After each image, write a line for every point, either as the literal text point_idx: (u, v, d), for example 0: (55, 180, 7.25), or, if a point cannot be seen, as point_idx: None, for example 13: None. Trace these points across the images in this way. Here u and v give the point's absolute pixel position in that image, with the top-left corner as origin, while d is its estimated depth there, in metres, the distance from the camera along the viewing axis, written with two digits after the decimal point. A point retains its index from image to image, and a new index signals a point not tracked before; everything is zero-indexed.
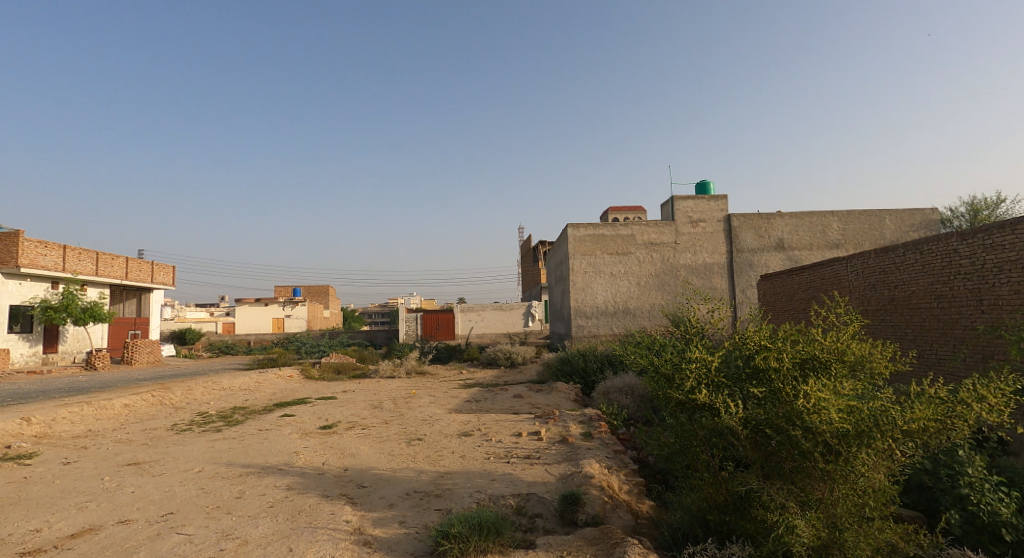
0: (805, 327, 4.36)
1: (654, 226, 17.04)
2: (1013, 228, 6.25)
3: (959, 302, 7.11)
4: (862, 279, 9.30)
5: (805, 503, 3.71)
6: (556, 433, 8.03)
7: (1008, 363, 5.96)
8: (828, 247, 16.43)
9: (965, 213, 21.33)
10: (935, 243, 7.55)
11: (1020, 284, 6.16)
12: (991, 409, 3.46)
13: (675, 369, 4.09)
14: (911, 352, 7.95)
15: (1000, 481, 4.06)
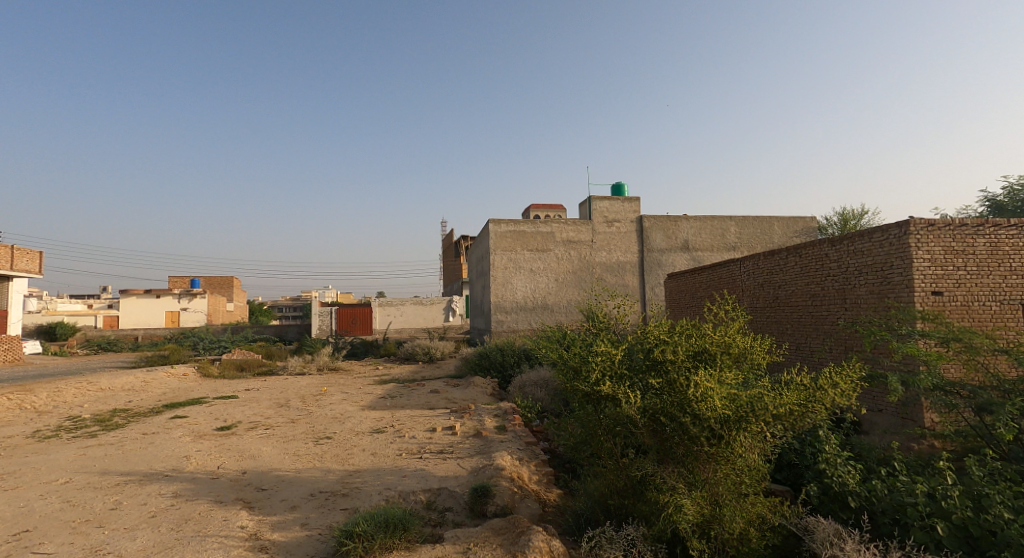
0: (698, 322, 4.73)
1: (572, 224, 17.57)
2: (870, 236, 7.18)
3: (827, 300, 8.03)
4: (751, 279, 10.20)
5: (692, 484, 4.03)
6: (471, 428, 8.09)
7: (863, 355, 6.83)
8: (726, 249, 17.82)
9: (838, 222, 24.01)
10: (811, 248, 8.44)
11: (876, 286, 7.07)
12: (842, 393, 3.97)
13: (583, 362, 4.29)
14: (789, 345, 8.85)
15: (850, 457, 4.63)
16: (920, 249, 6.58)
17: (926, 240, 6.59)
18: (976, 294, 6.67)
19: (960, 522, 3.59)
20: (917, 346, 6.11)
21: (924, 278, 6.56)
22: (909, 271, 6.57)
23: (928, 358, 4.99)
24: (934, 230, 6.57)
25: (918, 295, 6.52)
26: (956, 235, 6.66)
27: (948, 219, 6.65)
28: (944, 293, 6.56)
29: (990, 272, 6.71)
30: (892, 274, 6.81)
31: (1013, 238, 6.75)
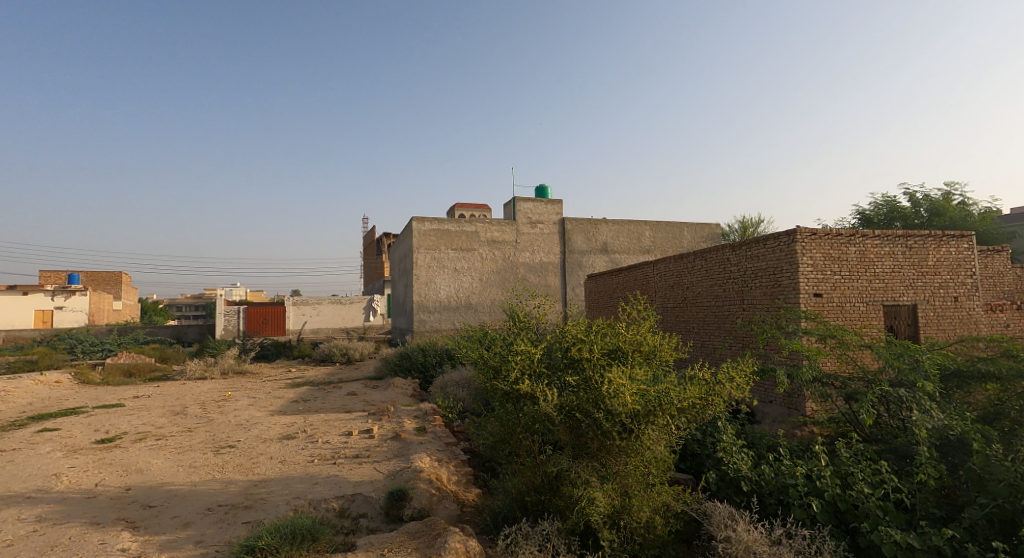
0: (613, 322, 4.92)
1: (497, 224, 17.66)
2: (764, 242, 7.84)
3: (727, 301, 8.67)
4: (662, 281, 10.79)
5: (604, 477, 4.18)
6: (389, 430, 7.89)
7: (757, 351, 7.44)
8: (641, 252, 18.73)
9: (739, 229, 26.01)
10: (715, 252, 9.04)
11: (769, 288, 7.73)
12: (737, 387, 4.29)
13: (502, 361, 4.32)
14: (694, 343, 9.45)
15: (745, 445, 5.02)
16: (805, 255, 7.29)
17: (810, 247, 7.31)
18: (849, 296, 7.49)
19: (831, 499, 4.00)
20: (801, 342, 6.75)
21: (808, 281, 7.28)
22: (796, 275, 7.26)
23: (810, 353, 5.52)
24: (816, 238, 7.31)
25: (803, 296, 7.22)
26: (834, 243, 7.44)
27: (827, 229, 7.41)
28: (824, 295, 7.31)
29: (860, 277, 7.56)
30: (782, 278, 7.49)
31: (878, 247, 7.65)
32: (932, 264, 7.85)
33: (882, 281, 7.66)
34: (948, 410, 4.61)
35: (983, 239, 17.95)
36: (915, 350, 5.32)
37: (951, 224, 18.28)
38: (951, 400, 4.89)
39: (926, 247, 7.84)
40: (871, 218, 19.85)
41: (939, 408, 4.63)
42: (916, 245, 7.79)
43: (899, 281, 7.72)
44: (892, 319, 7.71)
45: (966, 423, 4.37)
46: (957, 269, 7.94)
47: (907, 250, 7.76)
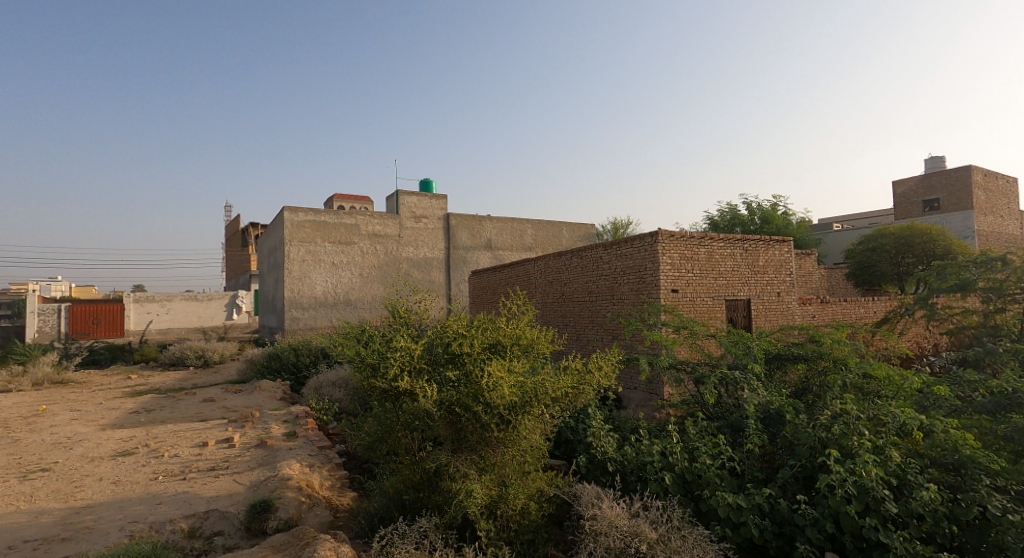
0: (493, 316, 5.01)
1: (379, 217, 17.05)
2: (631, 242, 8.51)
3: (599, 297, 9.25)
4: (541, 278, 11.20)
5: (482, 469, 4.25)
6: (252, 438, 7.28)
7: (625, 343, 8.05)
8: (523, 249, 19.28)
9: (610, 229, 27.95)
10: (588, 251, 9.58)
11: (635, 284, 8.40)
12: (605, 375, 4.62)
13: (380, 359, 4.20)
14: (570, 337, 9.96)
15: (612, 429, 5.41)
16: (664, 255, 8.04)
17: (668, 248, 8.08)
18: (700, 291, 8.41)
19: (680, 471, 4.48)
20: (660, 333, 7.44)
21: (666, 278, 8.04)
22: (657, 273, 7.98)
23: (667, 344, 6.11)
24: (675, 239, 8.10)
25: (662, 292, 7.96)
26: (688, 244, 8.31)
27: (683, 231, 8.24)
28: (679, 291, 8.14)
29: (709, 275, 8.53)
30: (646, 275, 8.18)
31: (722, 249, 8.68)
32: (762, 264, 9.10)
33: (725, 279, 8.71)
34: (771, 388, 5.39)
35: (801, 244, 21.24)
36: (748, 338, 6.14)
37: (778, 231, 21.36)
38: (774, 379, 5.72)
39: (758, 250, 9.06)
40: (718, 223, 22.47)
41: (764, 387, 5.41)
42: (751, 248, 8.98)
43: (738, 279, 8.84)
44: (731, 311, 8.83)
45: (783, 398, 5.15)
46: (781, 269, 9.29)
47: (744, 252, 8.91)
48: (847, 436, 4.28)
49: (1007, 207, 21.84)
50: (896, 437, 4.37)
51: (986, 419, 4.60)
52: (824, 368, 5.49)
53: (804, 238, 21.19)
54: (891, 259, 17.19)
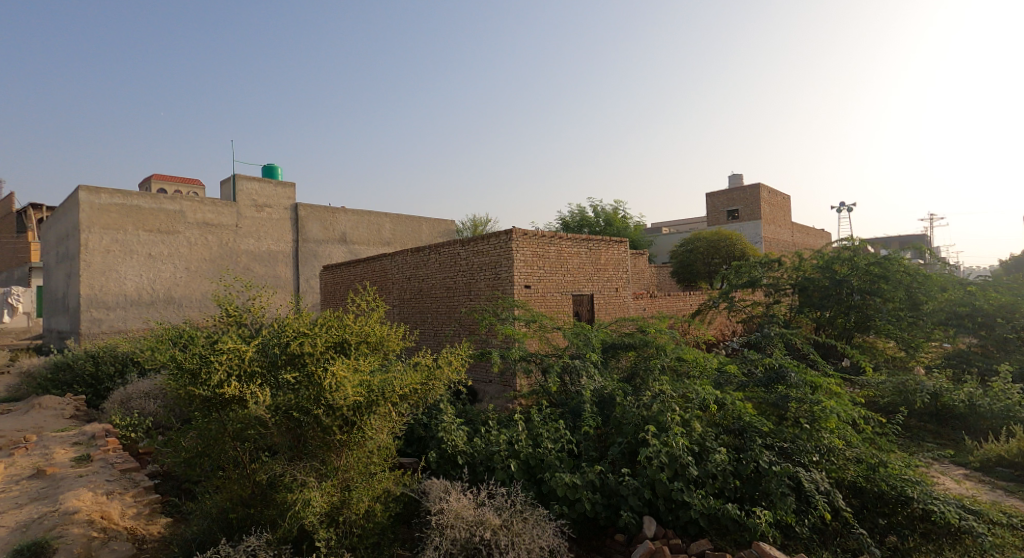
0: (339, 314, 4.73)
1: (211, 204, 15.13)
2: (487, 239, 8.67)
3: (457, 293, 9.27)
4: (398, 273, 10.87)
5: (324, 474, 4.01)
6: (27, 467, 5.98)
7: (480, 337, 8.20)
8: (381, 244, 18.59)
9: (468, 226, 28.31)
10: (446, 247, 9.51)
11: (491, 280, 8.59)
12: (455, 370, 4.63)
13: (203, 364, 3.71)
14: (429, 333, 9.83)
15: (463, 422, 5.43)
16: (518, 252, 8.35)
17: (521, 245, 8.41)
18: (550, 287, 8.90)
19: (525, 457, 4.68)
20: (513, 327, 7.69)
21: (520, 274, 8.37)
22: (511, 269, 8.26)
23: (518, 337, 6.34)
24: (527, 237, 8.46)
25: (516, 287, 8.26)
26: (539, 242, 8.74)
27: (535, 230, 8.65)
28: (532, 287, 8.53)
29: (558, 272, 9.06)
30: (501, 271, 8.42)
31: (570, 248, 9.30)
32: (604, 262, 9.94)
33: (572, 276, 9.34)
34: (605, 375, 5.91)
35: (637, 245, 23.66)
36: (588, 330, 6.65)
37: (618, 233, 23.56)
38: (609, 366, 6.27)
39: (601, 249, 9.88)
40: (568, 223, 24.01)
41: (600, 374, 5.92)
42: (594, 247, 9.75)
43: (583, 275, 9.54)
44: (577, 306, 9.51)
45: (614, 383, 5.70)
46: (619, 266, 10.23)
47: (588, 251, 9.65)
48: (663, 413, 4.88)
49: (785, 219, 26.77)
50: (698, 410, 5.09)
51: (762, 391, 5.58)
52: (649, 355, 6.17)
53: (639, 240, 23.64)
54: (704, 261, 19.87)
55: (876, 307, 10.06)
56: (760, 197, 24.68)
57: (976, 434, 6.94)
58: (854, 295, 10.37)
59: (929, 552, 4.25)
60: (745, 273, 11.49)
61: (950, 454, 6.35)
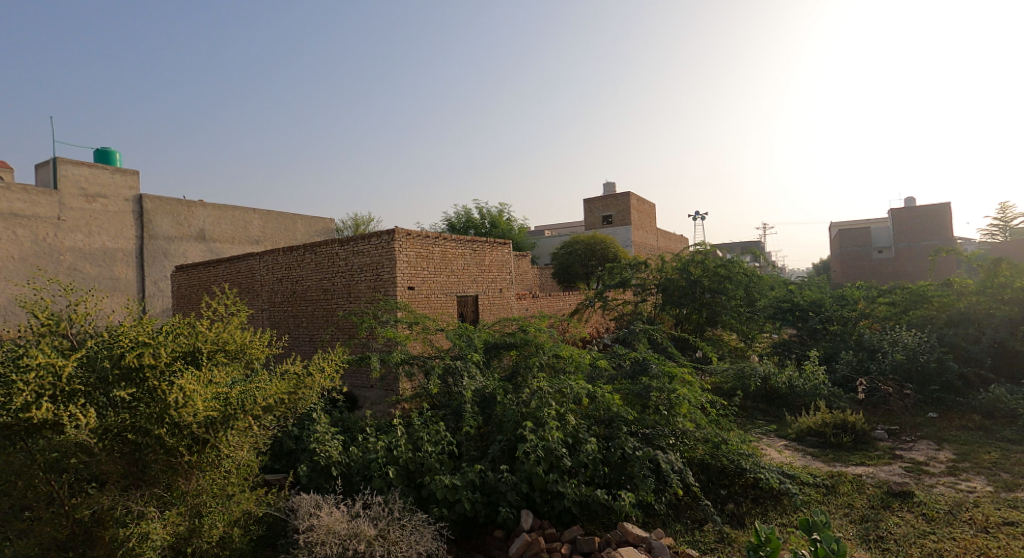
0: (191, 319, 4.24)
1: (23, 191, 12.66)
2: (368, 239, 8.34)
3: (335, 295, 8.80)
4: (267, 275, 10.03)
5: (167, 502, 3.60)
6: None
7: (360, 342, 7.87)
8: (247, 242, 17.03)
9: (349, 225, 27.07)
10: (322, 246, 8.96)
11: (372, 281, 8.29)
12: (329, 376, 4.38)
13: (4, 384, 3.14)
14: (304, 338, 9.22)
15: (339, 431, 5.05)
16: (400, 253, 8.16)
17: (404, 246, 8.23)
18: (434, 288, 8.82)
19: (404, 463, 4.56)
20: (394, 330, 7.32)
21: (403, 275, 8.18)
22: (394, 270, 8.04)
23: (400, 339, 6.14)
24: (410, 238, 8.29)
25: (398, 289, 8.06)
26: (423, 243, 8.62)
27: (418, 231, 8.51)
28: (415, 288, 8.39)
29: (442, 273, 9.01)
30: (383, 272, 8.16)
31: (454, 248, 9.30)
32: (488, 263, 10.08)
33: (457, 276, 9.35)
34: (487, 375, 5.96)
35: (520, 247, 24.32)
36: (470, 330, 6.68)
37: (502, 235, 24.05)
38: (491, 366, 6.33)
39: (485, 250, 10.01)
40: (454, 225, 23.98)
41: (481, 373, 5.96)
42: (478, 248, 9.85)
43: (467, 276, 9.59)
44: (462, 306, 9.54)
45: (495, 382, 5.78)
46: (503, 268, 10.43)
47: (473, 252, 9.73)
48: (541, 409, 5.06)
49: (651, 225, 29.27)
50: (573, 404, 5.36)
51: (628, 382, 6.04)
52: (529, 354, 6.34)
53: (523, 242, 24.32)
54: (582, 264, 20.99)
55: (722, 303, 11.50)
56: (630, 204, 26.71)
57: (794, 410, 8.15)
58: (705, 294, 11.72)
59: (756, 514, 4.92)
60: (617, 274, 12.33)
61: (775, 428, 7.40)
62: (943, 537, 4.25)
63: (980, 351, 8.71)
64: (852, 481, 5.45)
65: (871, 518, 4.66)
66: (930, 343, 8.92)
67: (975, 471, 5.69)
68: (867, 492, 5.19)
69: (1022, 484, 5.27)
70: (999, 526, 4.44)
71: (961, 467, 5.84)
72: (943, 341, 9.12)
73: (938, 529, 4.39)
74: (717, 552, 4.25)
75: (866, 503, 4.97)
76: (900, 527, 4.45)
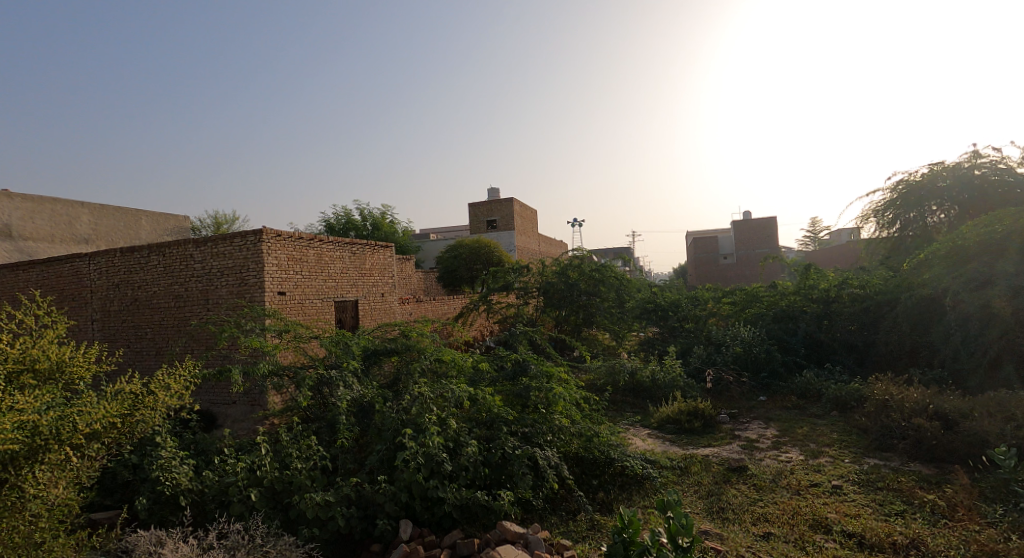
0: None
1: None
2: (231, 240, 7.61)
3: (190, 302, 7.90)
4: (103, 279, 8.68)
5: None
6: None
7: (221, 352, 7.15)
8: None
9: (209, 223, 24.48)
10: (174, 248, 8.01)
11: (236, 286, 7.59)
12: (175, 394, 3.97)
13: None
14: (150, 351, 8.15)
15: (188, 455, 4.40)
16: (270, 255, 7.57)
17: (274, 248, 7.65)
18: (308, 294, 8.30)
19: (269, 483, 4.20)
20: (261, 339, 6.48)
21: (272, 279, 7.60)
22: (261, 274, 7.44)
23: (267, 349, 5.62)
24: (281, 239, 7.73)
25: (267, 295, 7.47)
26: (295, 245, 8.08)
27: (290, 232, 7.96)
28: (286, 293, 7.83)
29: (317, 277, 8.52)
30: (248, 276, 7.51)
31: (331, 251, 8.86)
32: (368, 267, 9.72)
33: (334, 281, 8.90)
34: (365, 383, 5.72)
35: (403, 250, 23.80)
36: (347, 337, 6.37)
37: (385, 237, 23.35)
38: (370, 374, 6.09)
39: (365, 254, 9.65)
40: (332, 226, 22.79)
41: (358, 381, 5.69)
42: (358, 251, 9.47)
43: (346, 280, 9.17)
44: (340, 313, 9.10)
45: (374, 390, 5.58)
46: (384, 272, 10.12)
47: (352, 255, 9.33)
48: (422, 415, 4.99)
49: (532, 230, 30.33)
50: (454, 408, 5.36)
51: (508, 384, 6.19)
52: (411, 359, 6.23)
53: (406, 246, 23.84)
54: (466, 267, 21.09)
55: (596, 305, 12.33)
56: (513, 210, 27.45)
57: (656, 401, 8.93)
58: (581, 296, 12.39)
59: (623, 499, 5.31)
60: (500, 278, 12.55)
61: (640, 419, 8.04)
62: (768, 502, 4.94)
63: (798, 342, 10.27)
64: (701, 461, 6.10)
65: (714, 492, 5.26)
66: (761, 337, 10.32)
67: (792, 444, 6.68)
68: (712, 470, 5.85)
69: (826, 451, 6.31)
70: (808, 488, 5.26)
71: (782, 441, 6.81)
72: (771, 334, 10.61)
73: (764, 496, 5.09)
74: (588, 540, 4.51)
75: (712, 480, 5.60)
76: (736, 497, 5.08)
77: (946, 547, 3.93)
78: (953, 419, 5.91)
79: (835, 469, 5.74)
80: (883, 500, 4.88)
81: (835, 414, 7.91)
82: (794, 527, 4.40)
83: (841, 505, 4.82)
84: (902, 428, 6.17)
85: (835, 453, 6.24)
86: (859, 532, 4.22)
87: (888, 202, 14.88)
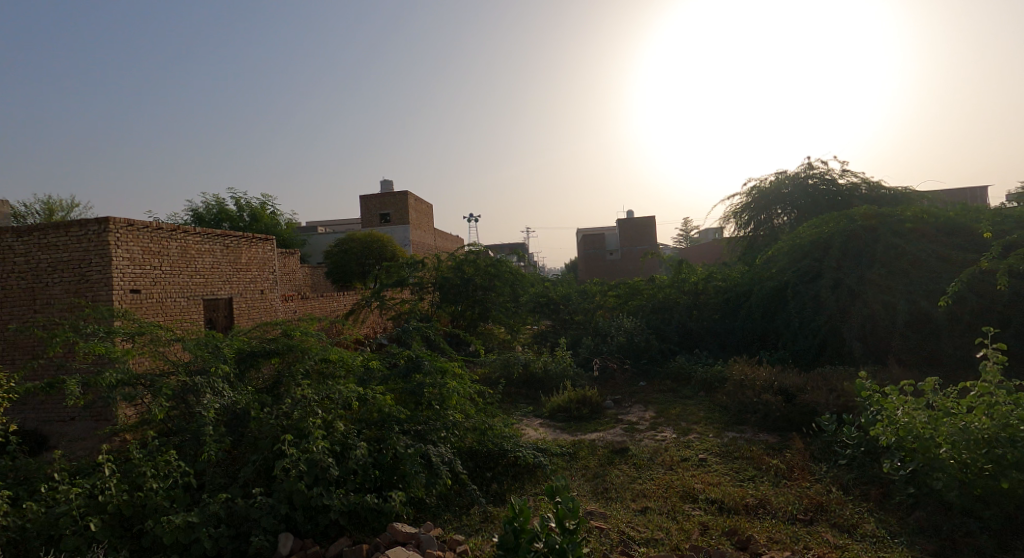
0: None
1: None
2: (67, 229, 6.53)
3: (11, 301, 6.67)
4: None
5: None
6: None
7: (54, 360, 6.15)
8: None
9: (40, 210, 20.94)
10: None
11: (74, 283, 6.54)
12: None
13: None
14: None
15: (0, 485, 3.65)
16: (119, 248, 6.62)
17: (124, 239, 6.71)
18: (169, 291, 7.41)
19: (115, 508, 3.67)
20: (107, 343, 5.65)
21: (122, 276, 6.66)
22: (107, 269, 6.48)
23: (115, 354, 4.79)
24: (132, 230, 6.80)
25: (116, 293, 6.54)
26: (152, 236, 7.13)
27: (145, 221, 7.02)
28: (141, 291, 6.92)
29: (179, 272, 7.61)
30: (90, 272, 6.51)
31: (198, 244, 7.99)
32: (243, 262, 8.90)
33: (202, 277, 8.04)
34: (239, 387, 5.17)
35: (286, 243, 22.21)
36: (217, 340, 5.69)
37: (265, 229, 21.65)
38: (245, 379, 5.51)
39: (240, 246, 8.83)
40: (201, 216, 20.62)
41: (230, 387, 5.12)
42: (232, 244, 8.65)
43: (218, 276, 8.35)
44: (211, 312, 8.26)
45: (249, 395, 5.07)
46: (262, 267, 9.33)
47: (224, 248, 8.51)
48: (304, 419, 4.65)
49: (427, 225, 29.85)
50: (341, 410, 5.07)
51: (400, 381, 5.96)
52: (294, 360, 5.75)
53: (290, 239, 22.30)
54: (358, 263, 20.19)
55: (491, 300, 12.41)
56: (408, 203, 26.78)
57: (548, 391, 9.18)
58: (477, 291, 12.39)
59: (515, 488, 5.40)
60: (394, 273, 12.17)
61: (532, 409, 8.23)
62: (645, 479, 5.29)
63: (673, 331, 11.15)
64: (587, 446, 6.38)
65: (599, 474, 5.53)
66: (642, 327, 11.06)
67: (667, 424, 7.22)
68: (597, 453, 6.16)
69: (694, 428, 6.91)
70: (679, 462, 5.72)
71: (658, 422, 7.35)
72: (650, 324, 11.40)
73: (642, 474, 5.45)
74: (480, 532, 4.51)
75: (597, 462, 5.88)
76: (618, 477, 5.39)
77: (785, 503, 4.47)
78: (792, 393, 6.74)
79: (701, 443, 6.31)
80: (739, 468, 5.44)
81: (702, 394, 8.70)
82: (667, 499, 4.75)
83: (705, 475, 5.30)
84: (754, 403, 6.93)
85: (701, 429, 6.85)
86: (719, 498, 4.66)
87: (743, 204, 16.68)
